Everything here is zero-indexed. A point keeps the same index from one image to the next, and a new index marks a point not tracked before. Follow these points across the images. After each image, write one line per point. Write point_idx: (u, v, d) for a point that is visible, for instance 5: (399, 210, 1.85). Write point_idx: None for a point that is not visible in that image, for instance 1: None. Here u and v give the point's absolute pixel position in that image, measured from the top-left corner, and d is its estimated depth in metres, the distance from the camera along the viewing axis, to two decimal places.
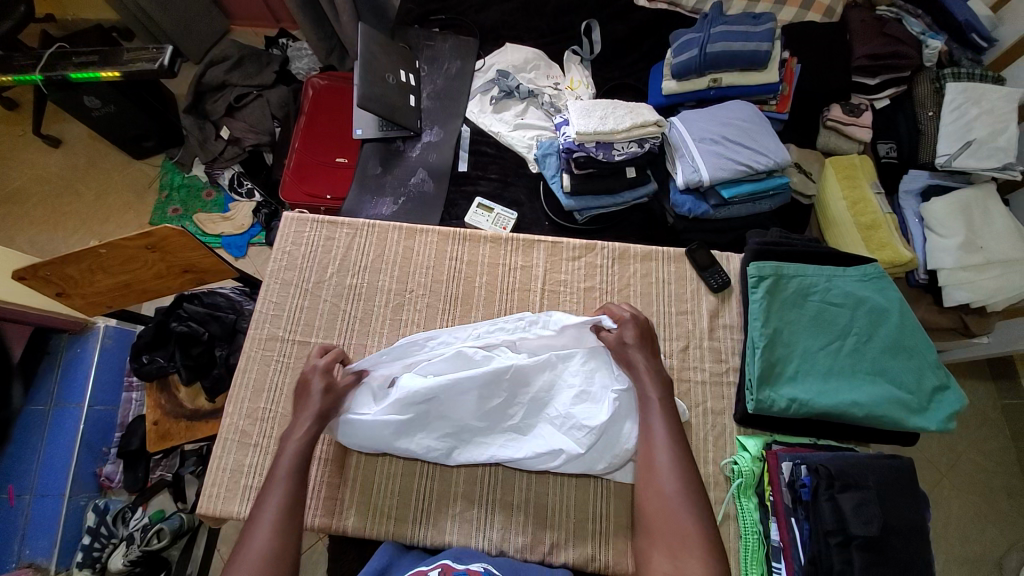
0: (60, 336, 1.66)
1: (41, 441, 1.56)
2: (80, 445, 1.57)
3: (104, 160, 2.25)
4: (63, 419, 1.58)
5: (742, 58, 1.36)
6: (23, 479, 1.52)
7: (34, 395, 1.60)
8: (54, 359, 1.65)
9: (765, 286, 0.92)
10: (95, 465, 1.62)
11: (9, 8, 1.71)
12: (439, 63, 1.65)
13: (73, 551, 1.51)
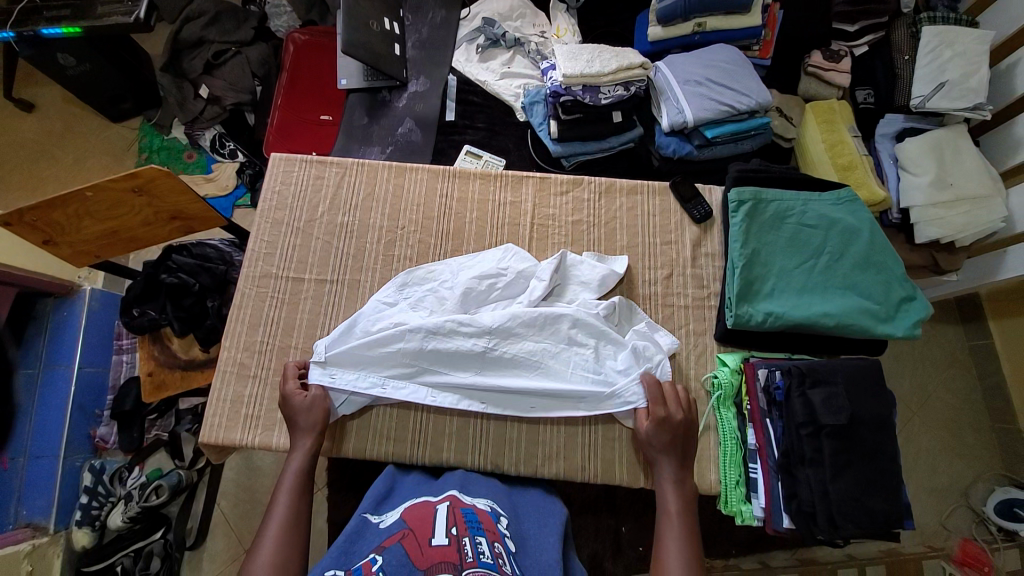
0: (46, 300, 1.64)
1: (32, 402, 1.56)
2: (72, 407, 1.57)
3: (80, 124, 2.18)
4: (54, 380, 1.58)
5: (725, 0, 1.36)
6: (14, 442, 1.51)
7: (21, 358, 1.59)
8: (39, 323, 1.62)
9: (745, 210, 0.96)
10: (89, 427, 1.63)
11: None
12: (424, 13, 1.63)
13: (71, 510, 1.54)
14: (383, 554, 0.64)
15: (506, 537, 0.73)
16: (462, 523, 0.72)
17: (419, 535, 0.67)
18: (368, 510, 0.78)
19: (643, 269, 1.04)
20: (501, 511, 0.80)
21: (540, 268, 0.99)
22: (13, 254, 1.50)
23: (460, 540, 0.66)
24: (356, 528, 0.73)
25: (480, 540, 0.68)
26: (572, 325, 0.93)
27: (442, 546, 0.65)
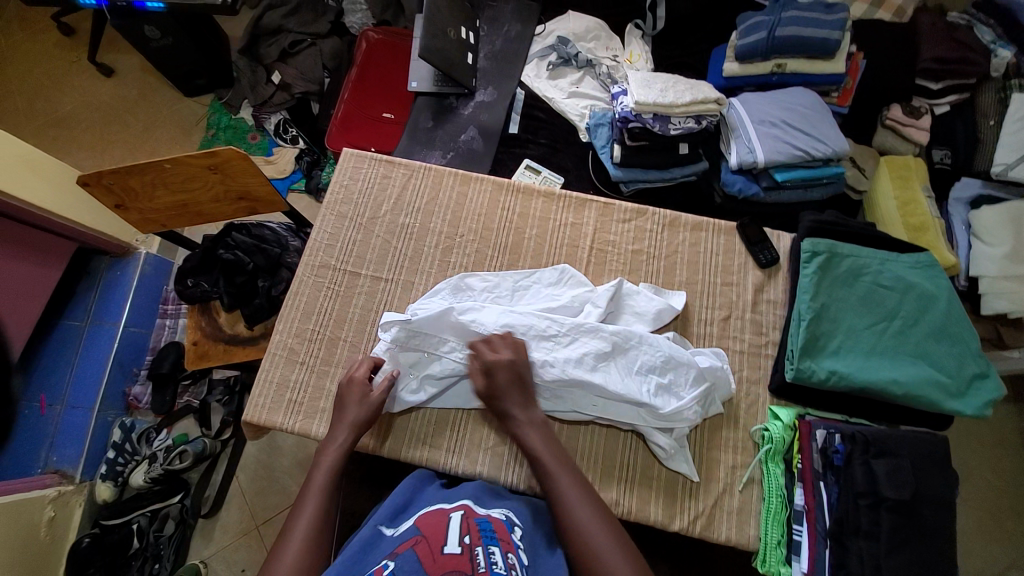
0: (102, 258, 1.72)
1: (76, 353, 1.63)
2: (113, 364, 1.63)
3: (155, 94, 2.29)
4: (100, 336, 1.64)
5: (809, 46, 1.34)
6: (56, 389, 1.58)
7: (72, 310, 1.67)
8: (92, 279, 1.70)
9: (818, 262, 0.95)
10: (125, 384, 1.68)
11: None
12: (499, 25, 1.65)
13: (98, 462, 1.58)
14: (395, 560, 0.64)
15: (519, 547, 0.72)
16: (475, 531, 0.71)
17: (433, 543, 0.67)
18: (381, 521, 0.78)
19: (699, 307, 1.02)
20: (515, 520, 0.78)
21: (598, 293, 0.98)
22: (83, 210, 1.55)
23: (473, 550, 0.66)
24: (369, 540, 0.72)
25: (494, 550, 0.68)
26: (637, 348, 0.92)
27: (455, 555, 0.65)
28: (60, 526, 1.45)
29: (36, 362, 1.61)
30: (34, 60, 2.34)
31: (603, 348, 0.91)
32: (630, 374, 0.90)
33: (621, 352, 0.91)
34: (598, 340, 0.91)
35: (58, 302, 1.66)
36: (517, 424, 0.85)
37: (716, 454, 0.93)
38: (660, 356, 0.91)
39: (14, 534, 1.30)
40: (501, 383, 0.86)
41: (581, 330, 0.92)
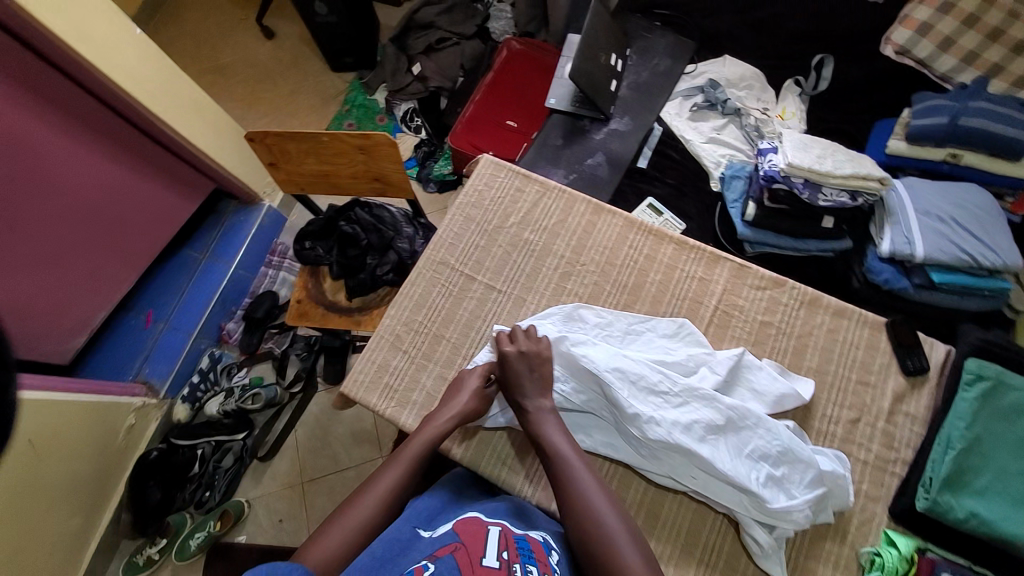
0: (231, 202, 1.84)
1: (187, 282, 1.72)
2: (217, 299, 1.72)
3: (305, 62, 2.42)
4: (211, 272, 1.74)
5: (999, 142, 1.20)
6: (162, 309, 1.68)
7: (194, 243, 1.79)
8: (217, 219, 1.82)
9: (982, 388, 0.84)
10: (221, 319, 1.77)
11: None
12: (649, 56, 1.62)
13: (181, 383, 1.67)
14: (435, 563, 0.62)
15: (556, 573, 0.69)
16: (513, 548, 0.68)
17: (470, 552, 0.65)
18: (420, 525, 0.76)
19: (826, 401, 0.94)
20: (553, 544, 0.76)
21: (717, 358, 0.94)
22: (232, 158, 1.66)
23: (511, 566, 0.64)
24: (407, 540, 0.71)
25: (531, 569, 0.65)
26: (755, 429, 0.86)
27: (492, 569, 0.62)
28: (136, 433, 1.56)
29: (149, 281, 1.71)
30: (209, 12, 2.53)
31: (712, 420, 0.86)
32: (738, 456, 0.85)
33: (733, 430, 0.87)
34: (709, 410, 0.87)
35: (184, 233, 1.79)
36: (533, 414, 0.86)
37: (813, 566, 0.85)
38: (775, 446, 0.85)
39: (91, 430, 1.40)
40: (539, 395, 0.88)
41: (694, 395, 0.88)
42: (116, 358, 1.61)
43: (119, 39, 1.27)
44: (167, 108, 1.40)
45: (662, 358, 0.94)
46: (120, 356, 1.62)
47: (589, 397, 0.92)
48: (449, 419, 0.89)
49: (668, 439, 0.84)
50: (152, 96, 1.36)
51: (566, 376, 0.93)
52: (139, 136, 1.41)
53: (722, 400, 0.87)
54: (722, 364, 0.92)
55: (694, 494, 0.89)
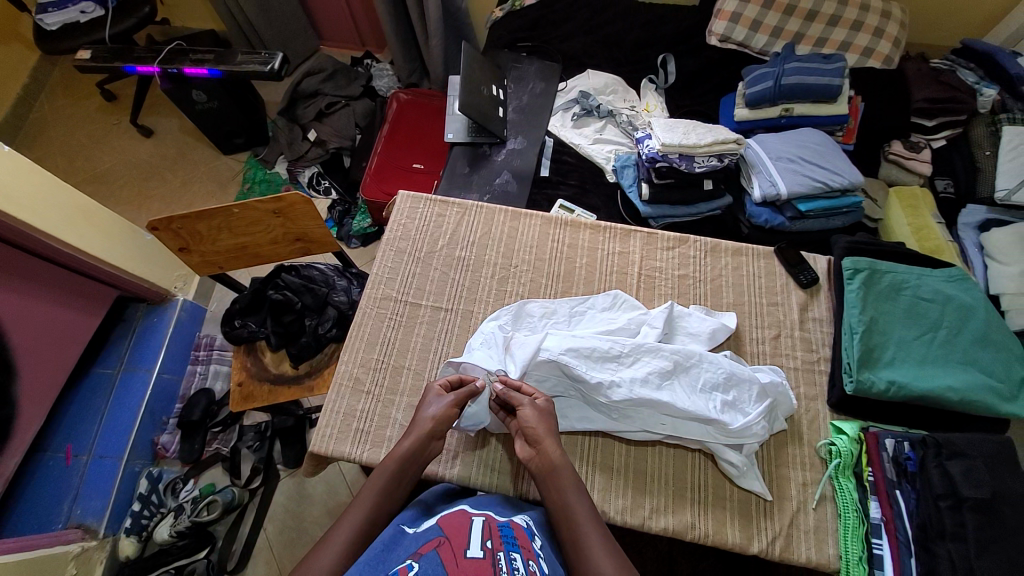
0: (139, 305, 1.68)
1: (106, 402, 1.55)
2: (145, 411, 1.56)
3: (192, 152, 2.35)
4: (132, 384, 1.58)
5: (815, 90, 1.49)
6: (82, 439, 1.49)
7: (104, 358, 1.60)
8: (127, 327, 1.65)
9: (860, 278, 1.01)
10: (153, 433, 1.61)
11: (137, 9, 2.04)
12: (525, 83, 1.80)
13: (121, 518, 1.47)
14: (419, 560, 0.62)
15: (540, 557, 0.70)
16: (497, 537, 0.69)
17: (455, 545, 0.64)
18: (405, 523, 0.77)
19: (750, 327, 1.08)
20: (537, 531, 0.78)
21: (650, 316, 1.05)
22: (129, 259, 1.54)
23: (495, 554, 0.63)
24: (392, 537, 0.71)
25: (515, 556, 0.66)
26: (701, 366, 0.97)
27: (477, 559, 0.62)
28: None
29: (61, 412, 1.51)
30: (73, 123, 2.39)
31: (664, 367, 0.96)
32: (695, 391, 0.95)
33: (683, 371, 0.96)
34: (657, 360, 0.96)
35: (91, 350, 1.60)
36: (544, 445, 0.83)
37: (786, 472, 0.95)
38: (721, 374, 0.96)
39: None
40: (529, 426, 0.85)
41: (642, 350, 0.97)
42: (35, 508, 1.39)
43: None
44: (47, 219, 1.30)
45: (609, 329, 1.03)
46: (39, 505, 1.40)
47: (554, 382, 0.98)
48: (410, 442, 0.85)
49: (632, 396, 0.92)
50: (24, 207, 1.24)
51: (529, 369, 0.97)
52: (25, 258, 1.31)
53: (665, 347, 0.98)
54: (657, 320, 1.03)
55: (672, 441, 0.97)
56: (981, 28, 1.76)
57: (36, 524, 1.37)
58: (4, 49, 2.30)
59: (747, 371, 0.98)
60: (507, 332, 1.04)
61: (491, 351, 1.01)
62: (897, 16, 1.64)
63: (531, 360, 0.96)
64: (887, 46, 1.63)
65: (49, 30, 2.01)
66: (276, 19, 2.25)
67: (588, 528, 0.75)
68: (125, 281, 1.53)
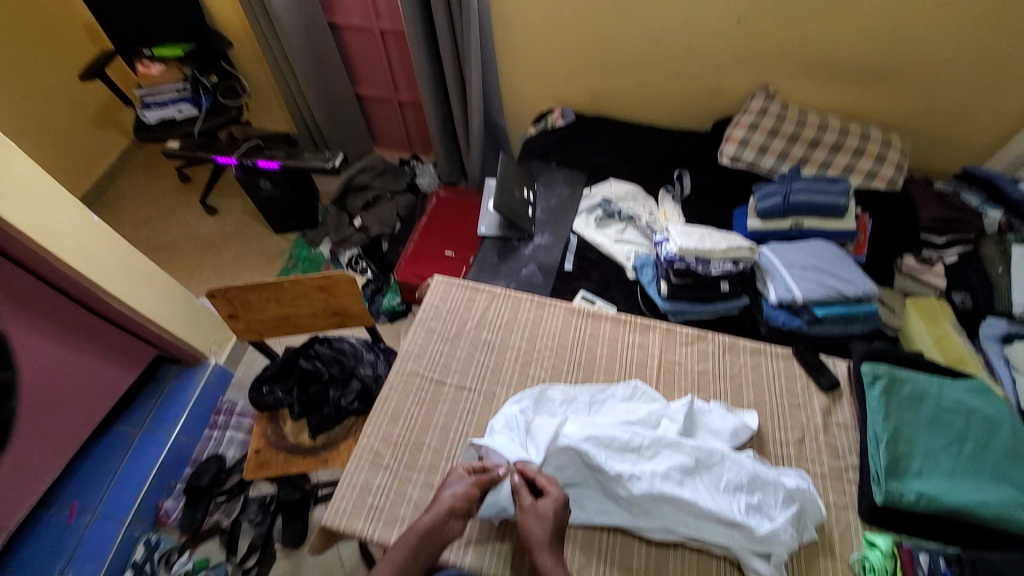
0: (172, 366, 1.75)
1: (120, 463, 1.54)
2: (156, 474, 1.56)
3: (248, 230, 2.61)
4: (148, 445, 1.58)
5: (822, 208, 1.62)
6: (89, 499, 1.47)
7: (128, 417, 1.63)
8: (157, 387, 1.71)
9: (881, 384, 1.03)
10: (159, 497, 1.58)
11: (226, 112, 2.38)
12: (553, 188, 2.01)
13: None
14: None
15: None
16: None
17: None
18: None
19: (772, 428, 1.07)
20: None
21: (670, 409, 1.06)
22: (175, 321, 1.64)
23: None
24: None
25: None
26: (724, 465, 0.95)
27: None
28: None
29: (77, 468, 1.52)
30: (150, 199, 2.70)
31: (685, 462, 0.95)
32: (717, 491, 0.93)
33: (705, 469, 0.95)
34: (678, 455, 0.96)
35: (120, 407, 1.65)
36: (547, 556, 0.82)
37: None
38: (745, 474, 0.94)
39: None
40: (536, 531, 0.85)
41: (663, 443, 0.97)
42: (29, 567, 1.36)
43: (72, 221, 1.33)
44: (114, 281, 1.44)
45: (631, 418, 1.04)
46: (33, 565, 1.36)
47: (575, 471, 0.98)
48: (427, 521, 0.86)
49: (653, 490, 0.91)
50: (96, 268, 1.39)
51: (550, 455, 0.97)
52: (88, 315, 1.43)
53: (687, 442, 0.97)
54: (677, 413, 1.04)
55: (695, 543, 0.92)
56: (976, 160, 1.92)
57: None
58: (108, 136, 2.70)
59: (774, 473, 0.96)
60: (530, 416, 1.06)
61: (512, 435, 1.02)
62: (896, 146, 1.82)
63: (553, 446, 0.97)
64: (890, 171, 1.78)
65: (148, 122, 2.34)
66: (341, 126, 2.62)
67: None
68: (167, 342, 1.63)
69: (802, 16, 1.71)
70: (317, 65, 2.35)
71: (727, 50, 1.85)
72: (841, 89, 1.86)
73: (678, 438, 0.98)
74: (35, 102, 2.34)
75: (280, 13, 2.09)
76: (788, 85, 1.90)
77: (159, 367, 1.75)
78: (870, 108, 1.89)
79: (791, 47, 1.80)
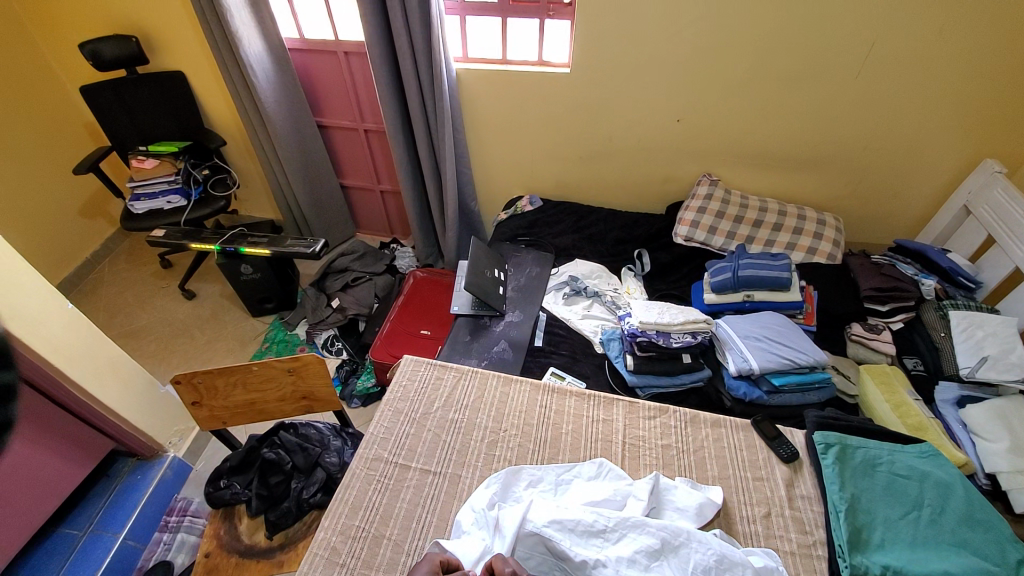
0: (128, 460, 1.66)
1: (58, 571, 1.40)
2: None
3: (224, 313, 2.62)
4: (93, 548, 1.46)
5: (769, 281, 1.74)
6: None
7: (74, 518, 1.51)
8: (108, 484, 1.60)
9: (834, 452, 1.07)
10: None
11: (213, 201, 2.51)
12: (523, 267, 2.12)
13: None
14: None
15: None
16: None
17: None
18: None
19: (738, 503, 1.07)
20: None
21: (634, 488, 1.06)
22: (135, 411, 1.59)
23: None
24: None
25: None
26: (689, 547, 0.94)
27: None
28: None
29: None
30: (128, 286, 2.72)
31: (647, 544, 0.93)
32: None
33: (672, 551, 0.93)
34: (644, 536, 0.94)
35: (65, 508, 1.53)
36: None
37: None
38: (711, 556, 0.92)
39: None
40: None
41: (627, 525, 0.96)
42: None
43: (44, 311, 1.34)
44: (78, 370, 1.41)
45: (597, 499, 1.03)
46: None
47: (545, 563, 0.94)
48: None
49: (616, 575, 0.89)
50: (63, 356, 1.38)
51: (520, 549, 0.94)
52: (45, 403, 1.37)
53: (652, 522, 0.96)
54: (642, 494, 1.03)
55: None
56: (905, 233, 2.13)
57: None
58: (93, 226, 2.78)
59: (738, 552, 0.95)
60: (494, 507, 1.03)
61: (484, 532, 0.98)
62: (831, 224, 2.02)
63: (523, 537, 0.94)
64: (828, 246, 1.97)
65: (135, 212, 2.44)
66: (324, 214, 2.77)
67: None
68: (126, 432, 1.57)
69: (732, 117, 1.97)
70: (305, 159, 2.54)
71: (672, 144, 2.09)
72: (775, 176, 2.10)
73: (643, 518, 0.97)
74: (27, 195, 2.44)
75: (273, 117, 2.31)
76: (728, 173, 2.13)
77: (113, 461, 1.65)
78: (802, 191, 2.12)
79: (726, 142, 2.04)
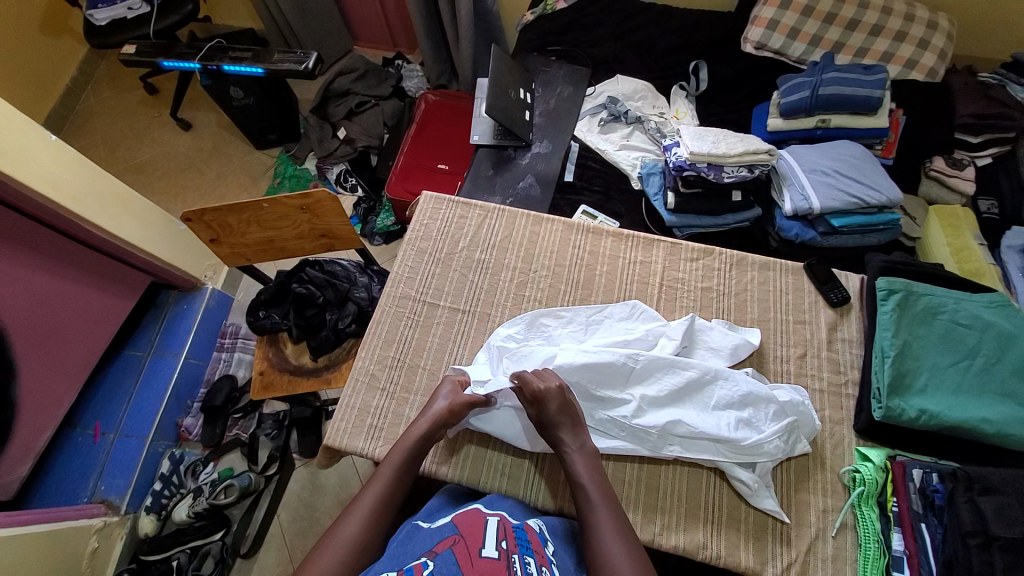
0: (171, 292, 1.72)
1: (135, 384, 1.57)
2: (171, 395, 1.58)
3: (228, 145, 2.43)
4: (159, 369, 1.59)
5: (855, 102, 1.43)
6: (111, 418, 1.51)
7: (135, 341, 1.63)
8: (157, 313, 1.69)
9: (896, 299, 1.00)
10: (178, 416, 1.62)
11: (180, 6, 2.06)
12: (552, 86, 1.79)
13: (143, 495, 1.49)
14: (434, 559, 0.61)
15: (552, 562, 0.70)
16: (511, 538, 0.70)
17: (470, 545, 0.65)
18: (419, 521, 0.78)
19: (774, 345, 1.06)
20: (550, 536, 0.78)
21: (666, 328, 1.03)
22: (161, 248, 1.57)
23: (509, 556, 0.64)
24: (407, 534, 0.72)
25: (529, 560, 0.66)
26: (721, 386, 0.95)
27: (492, 558, 0.63)
28: (101, 558, 1.36)
29: (92, 390, 1.54)
30: (119, 115, 2.48)
31: (676, 381, 0.95)
32: (706, 410, 0.94)
33: (697, 390, 0.95)
34: (675, 373, 0.96)
35: (123, 334, 1.63)
36: (572, 454, 0.86)
37: (807, 497, 0.95)
38: (741, 391, 0.94)
39: (56, 560, 1.22)
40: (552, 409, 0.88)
41: (656, 364, 0.96)
42: (65, 482, 1.42)
43: (26, 144, 1.20)
44: (88, 207, 1.34)
45: (626, 339, 1.02)
46: (68, 479, 1.43)
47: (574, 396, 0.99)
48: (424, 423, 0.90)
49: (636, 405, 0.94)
50: (65, 193, 1.28)
51: None
52: (66, 241, 1.34)
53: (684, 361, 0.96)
54: (677, 335, 1.00)
55: (701, 462, 0.95)
56: None
57: (63, 497, 1.40)
58: (61, 46, 2.41)
59: (771, 388, 0.96)
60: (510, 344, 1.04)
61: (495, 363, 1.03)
62: (943, 29, 1.55)
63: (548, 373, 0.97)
64: (931, 59, 1.55)
65: (98, 25, 2.05)
66: (312, 20, 2.29)
67: (603, 516, 0.78)
68: (162, 269, 1.58)
69: None
70: None
71: None
72: None
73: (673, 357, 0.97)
74: None
75: None
76: None
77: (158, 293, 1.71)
78: None
79: None
